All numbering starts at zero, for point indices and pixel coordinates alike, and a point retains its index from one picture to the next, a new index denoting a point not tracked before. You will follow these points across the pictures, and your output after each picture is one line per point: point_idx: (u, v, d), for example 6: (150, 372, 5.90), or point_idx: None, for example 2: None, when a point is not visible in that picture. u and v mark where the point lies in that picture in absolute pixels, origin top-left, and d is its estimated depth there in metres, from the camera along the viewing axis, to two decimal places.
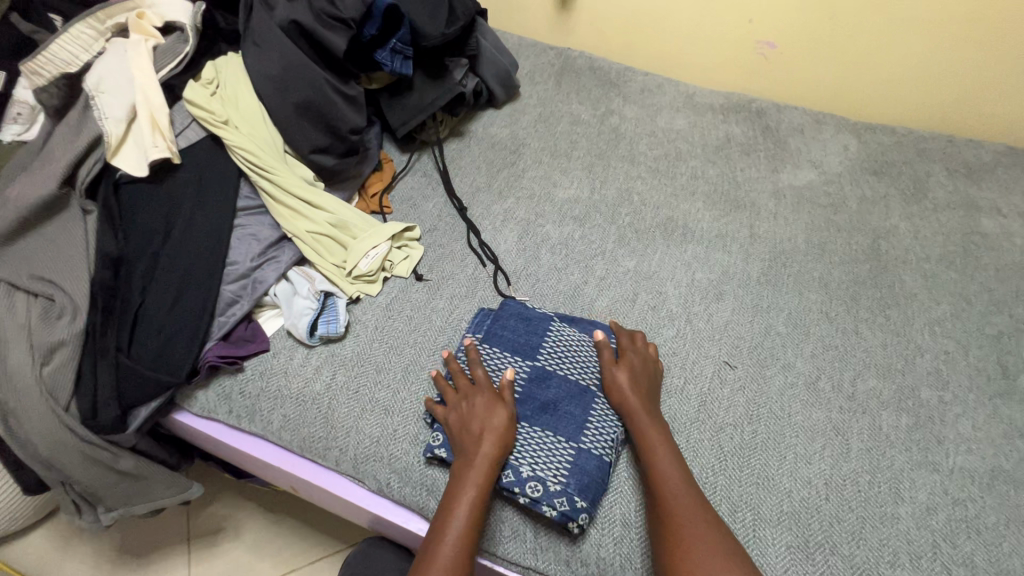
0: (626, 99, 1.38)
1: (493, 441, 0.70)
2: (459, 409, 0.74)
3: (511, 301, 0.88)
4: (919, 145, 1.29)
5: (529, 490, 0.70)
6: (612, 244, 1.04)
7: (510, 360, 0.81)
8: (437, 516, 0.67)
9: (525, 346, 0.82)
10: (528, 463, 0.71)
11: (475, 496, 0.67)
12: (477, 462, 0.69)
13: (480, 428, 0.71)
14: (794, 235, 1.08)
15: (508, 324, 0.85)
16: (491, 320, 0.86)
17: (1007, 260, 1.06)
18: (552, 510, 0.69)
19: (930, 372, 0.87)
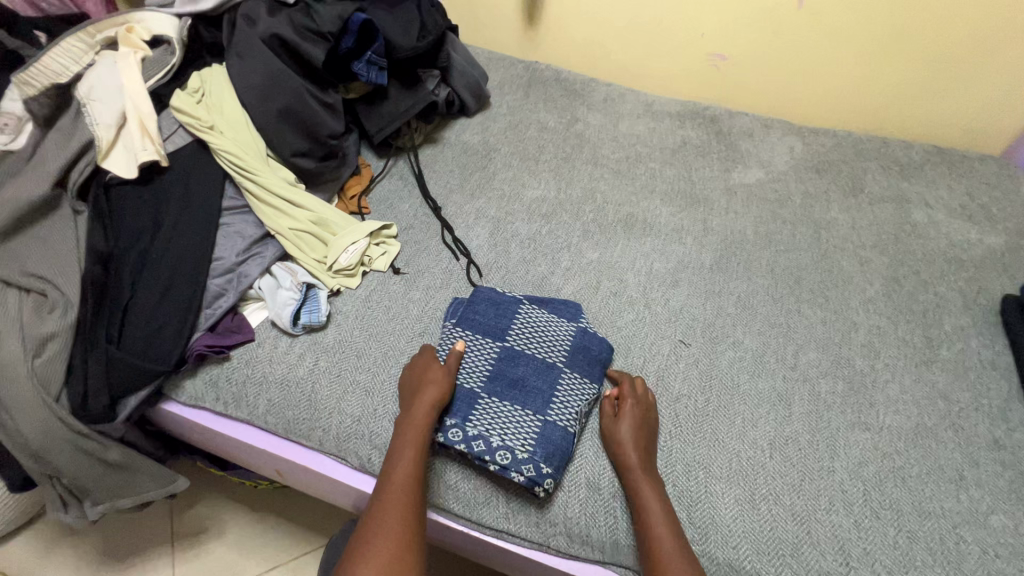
0: (590, 107, 1.48)
1: (432, 390, 0.78)
2: (412, 372, 0.83)
3: (482, 288, 0.94)
4: (857, 146, 1.41)
5: (498, 457, 0.76)
6: (576, 238, 1.12)
7: (480, 342, 0.87)
8: (387, 457, 0.75)
9: (495, 329, 0.89)
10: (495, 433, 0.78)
11: (417, 436, 0.76)
12: (418, 408, 0.77)
13: (421, 382, 0.80)
14: (744, 227, 1.18)
15: (478, 308, 0.91)
16: (463, 308, 0.92)
17: (933, 245, 1.17)
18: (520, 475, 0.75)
19: (863, 344, 0.96)
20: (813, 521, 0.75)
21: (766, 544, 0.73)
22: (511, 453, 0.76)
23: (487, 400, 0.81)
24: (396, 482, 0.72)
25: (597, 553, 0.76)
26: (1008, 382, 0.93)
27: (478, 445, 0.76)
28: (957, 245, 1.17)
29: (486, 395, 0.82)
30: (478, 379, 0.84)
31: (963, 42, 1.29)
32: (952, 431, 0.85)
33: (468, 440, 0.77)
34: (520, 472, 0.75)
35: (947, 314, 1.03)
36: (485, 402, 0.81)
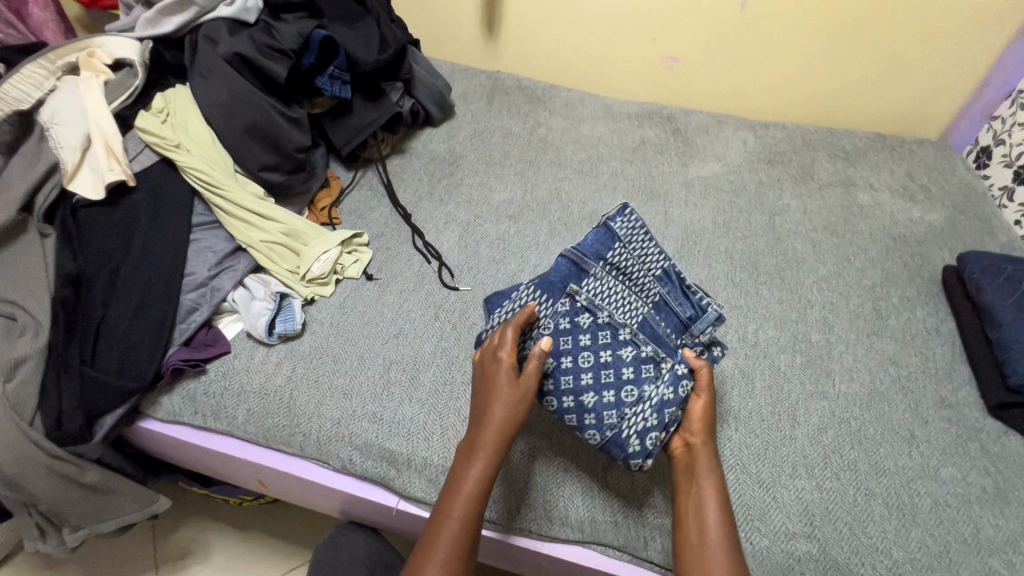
0: (552, 112, 1.54)
1: (506, 409, 0.71)
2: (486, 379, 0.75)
3: (628, 209, 0.86)
4: (806, 136, 1.49)
5: (627, 397, 0.75)
6: (544, 237, 1.17)
7: (608, 283, 0.82)
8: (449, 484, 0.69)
9: (643, 270, 0.85)
10: (593, 388, 0.76)
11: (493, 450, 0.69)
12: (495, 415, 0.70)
13: (494, 388, 0.72)
14: (702, 218, 1.23)
15: (641, 247, 0.85)
16: (615, 245, 0.83)
17: (878, 225, 1.24)
18: (593, 438, 0.75)
19: (818, 320, 1.02)
20: (778, 487, 0.79)
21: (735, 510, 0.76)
22: (651, 403, 0.74)
23: (636, 344, 0.79)
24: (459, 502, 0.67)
25: (577, 533, 0.78)
26: (951, 345, 0.99)
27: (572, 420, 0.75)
28: (900, 223, 1.25)
29: (591, 348, 0.78)
30: (619, 322, 0.80)
31: (896, 35, 1.38)
32: (902, 394, 0.91)
33: (578, 396, 0.75)
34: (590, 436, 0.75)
35: (894, 287, 1.09)
36: (580, 356, 0.77)
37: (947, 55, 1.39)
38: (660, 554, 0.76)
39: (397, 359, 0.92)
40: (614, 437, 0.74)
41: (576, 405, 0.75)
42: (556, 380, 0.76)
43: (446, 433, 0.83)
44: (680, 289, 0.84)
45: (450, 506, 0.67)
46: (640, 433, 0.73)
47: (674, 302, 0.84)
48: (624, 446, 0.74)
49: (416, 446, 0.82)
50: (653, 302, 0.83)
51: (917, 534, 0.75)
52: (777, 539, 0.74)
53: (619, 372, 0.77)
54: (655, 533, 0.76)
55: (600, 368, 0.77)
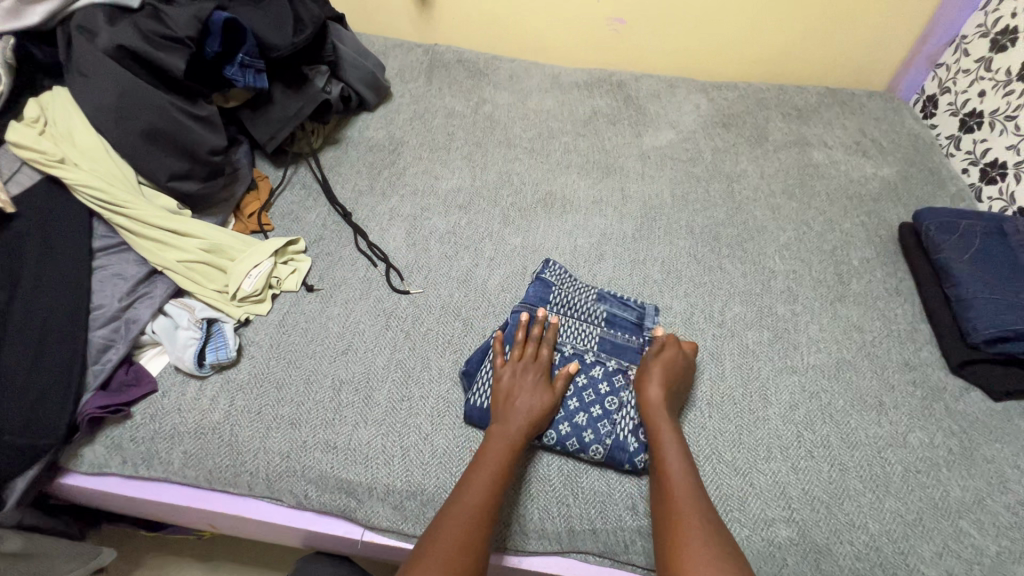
0: (496, 87, 1.47)
1: (534, 413, 0.75)
2: (504, 386, 0.79)
3: (550, 262, 0.97)
4: (757, 96, 1.47)
5: (612, 405, 0.80)
6: (498, 225, 1.10)
7: (558, 317, 0.88)
8: (472, 467, 0.71)
9: (587, 297, 0.92)
10: (581, 408, 0.79)
11: (501, 449, 0.72)
12: (510, 429, 0.74)
13: (530, 403, 0.76)
14: (660, 190, 1.19)
15: (574, 285, 0.94)
16: (556, 288, 0.92)
17: (834, 184, 1.23)
18: (599, 452, 0.76)
19: (782, 290, 1.00)
20: (754, 472, 0.77)
21: (713, 502, 0.74)
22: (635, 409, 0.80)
23: (602, 361, 0.85)
24: (480, 482, 0.69)
25: (555, 544, 0.74)
26: (911, 305, 0.99)
27: (573, 443, 0.76)
28: (855, 180, 1.24)
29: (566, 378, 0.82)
30: (582, 349, 0.86)
31: None
32: (868, 360, 0.90)
33: (570, 418, 0.78)
34: (596, 451, 0.76)
35: (854, 249, 1.08)
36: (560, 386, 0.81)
37: (892, 5, 1.37)
38: (641, 556, 0.73)
39: (347, 378, 0.84)
40: (620, 441, 0.76)
41: (573, 428, 0.77)
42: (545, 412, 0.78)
43: (408, 454, 0.77)
44: (617, 301, 0.93)
45: (470, 483, 0.69)
46: (633, 431, 0.77)
47: (620, 312, 0.92)
48: (626, 448, 0.76)
49: (375, 473, 0.76)
50: (606, 321, 0.90)
51: (891, 505, 0.75)
52: (755, 526, 0.73)
53: (597, 389, 0.81)
54: (637, 536, 0.73)
55: (581, 390, 0.81)
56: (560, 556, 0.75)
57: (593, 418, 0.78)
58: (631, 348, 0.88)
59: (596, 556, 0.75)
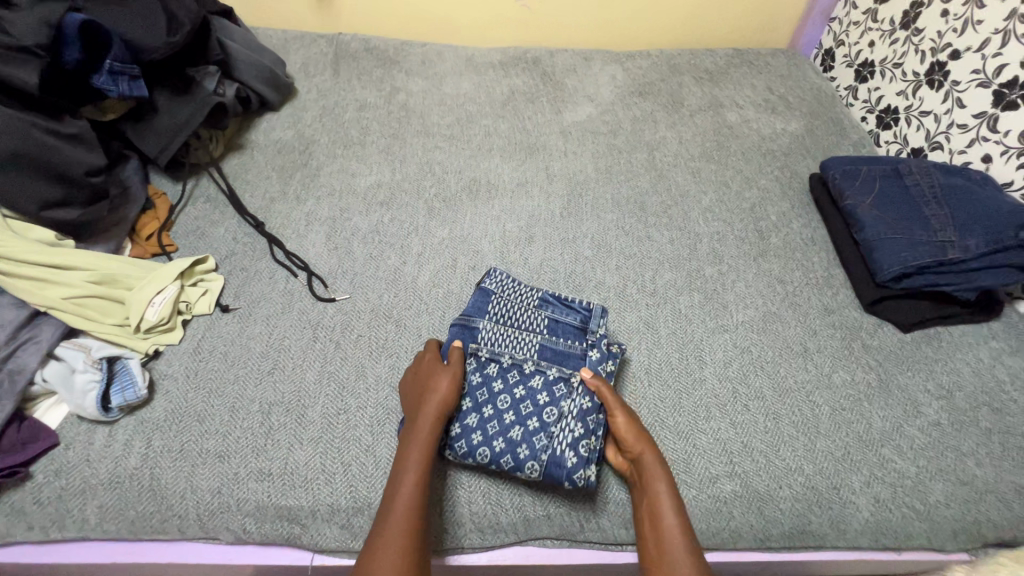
0: (409, 74, 1.42)
1: (440, 393, 0.73)
2: (413, 380, 0.78)
3: (495, 269, 0.91)
4: (669, 62, 1.50)
5: (551, 416, 0.75)
6: (423, 218, 1.06)
7: (498, 328, 0.83)
8: (393, 472, 0.68)
9: (528, 304, 0.87)
10: (517, 422, 0.75)
11: (423, 448, 0.69)
12: (423, 420, 0.71)
13: (430, 385, 0.74)
14: (584, 166, 1.19)
15: (517, 293, 0.88)
16: (495, 298, 0.86)
17: (748, 143, 1.27)
18: (535, 469, 0.72)
19: (708, 252, 1.03)
20: (696, 433, 0.79)
21: None
22: (575, 420, 0.75)
23: (543, 371, 0.79)
24: (405, 487, 0.66)
25: (511, 535, 0.74)
26: (826, 252, 1.04)
27: (507, 461, 0.72)
28: (767, 137, 1.29)
29: (505, 391, 0.77)
30: (522, 359, 0.80)
31: None
32: (792, 310, 0.94)
33: (504, 433, 0.73)
34: (531, 468, 0.72)
35: (771, 205, 1.12)
36: (498, 400, 0.76)
37: None
38: (596, 532, 0.74)
39: (277, 399, 0.79)
40: (555, 456, 0.72)
41: (507, 443, 0.73)
42: (479, 429, 0.74)
43: (350, 469, 0.74)
44: (560, 304, 0.87)
45: (395, 491, 0.66)
46: (572, 445, 0.73)
47: (563, 317, 0.86)
48: (563, 464, 0.72)
49: (317, 494, 0.72)
50: (547, 327, 0.84)
51: (822, 445, 0.79)
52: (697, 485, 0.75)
53: (535, 401, 0.77)
54: (589, 513, 0.74)
55: (518, 403, 0.76)
56: (514, 546, 0.75)
57: (529, 433, 0.74)
58: (574, 355, 0.82)
59: (553, 540, 0.75)
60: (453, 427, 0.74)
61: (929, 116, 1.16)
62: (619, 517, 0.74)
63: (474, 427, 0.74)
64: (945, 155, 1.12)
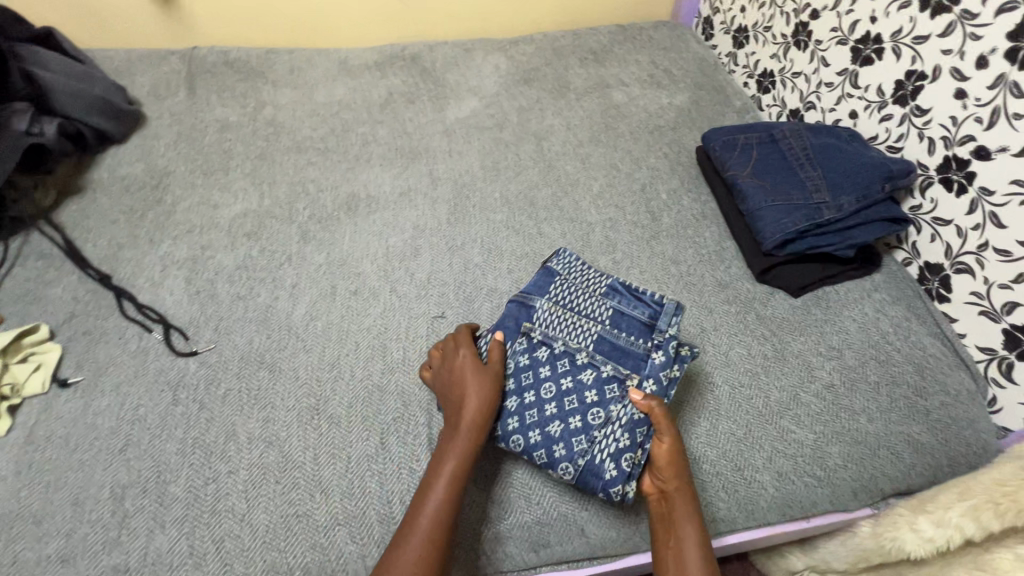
0: (276, 84, 1.31)
1: (477, 388, 0.71)
2: (439, 376, 0.75)
3: (562, 250, 0.89)
4: (553, 46, 1.46)
5: (597, 420, 0.71)
6: (297, 245, 0.97)
7: (556, 310, 0.79)
8: (431, 468, 0.68)
9: (593, 292, 0.82)
10: (558, 417, 0.72)
11: (462, 446, 0.68)
12: (463, 412, 0.70)
13: (457, 383, 0.72)
14: (470, 165, 1.13)
15: (585, 276, 0.85)
16: (562, 279, 0.84)
17: (636, 121, 1.25)
18: (568, 472, 0.69)
19: (601, 242, 1.00)
20: None
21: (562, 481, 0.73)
22: (621, 426, 0.70)
23: (596, 365, 0.75)
24: (439, 487, 0.65)
25: None
26: (717, 225, 1.03)
27: (541, 456, 0.70)
28: (654, 113, 1.27)
29: (552, 381, 0.74)
30: (575, 348, 0.77)
31: None
32: (687, 291, 0.93)
33: (543, 427, 0.71)
34: (565, 470, 0.69)
35: (661, 183, 1.10)
36: (541, 393, 0.73)
37: None
38: (506, 560, 0.70)
39: (130, 481, 0.70)
40: (590, 464, 0.69)
41: (544, 438, 0.70)
42: (518, 414, 0.72)
43: (223, 546, 0.66)
44: (629, 294, 0.82)
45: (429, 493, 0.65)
46: (613, 455, 0.69)
47: (630, 310, 0.80)
48: (600, 475, 0.69)
49: None
50: (610, 319, 0.79)
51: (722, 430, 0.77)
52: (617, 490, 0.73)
53: (583, 399, 0.72)
54: (495, 543, 0.70)
55: (564, 396, 0.73)
56: None
57: (569, 429, 0.71)
58: (635, 355, 0.76)
59: None
60: (492, 410, 0.73)
61: (801, 77, 1.17)
62: (527, 541, 0.71)
63: (513, 411, 0.73)
64: (819, 114, 1.13)
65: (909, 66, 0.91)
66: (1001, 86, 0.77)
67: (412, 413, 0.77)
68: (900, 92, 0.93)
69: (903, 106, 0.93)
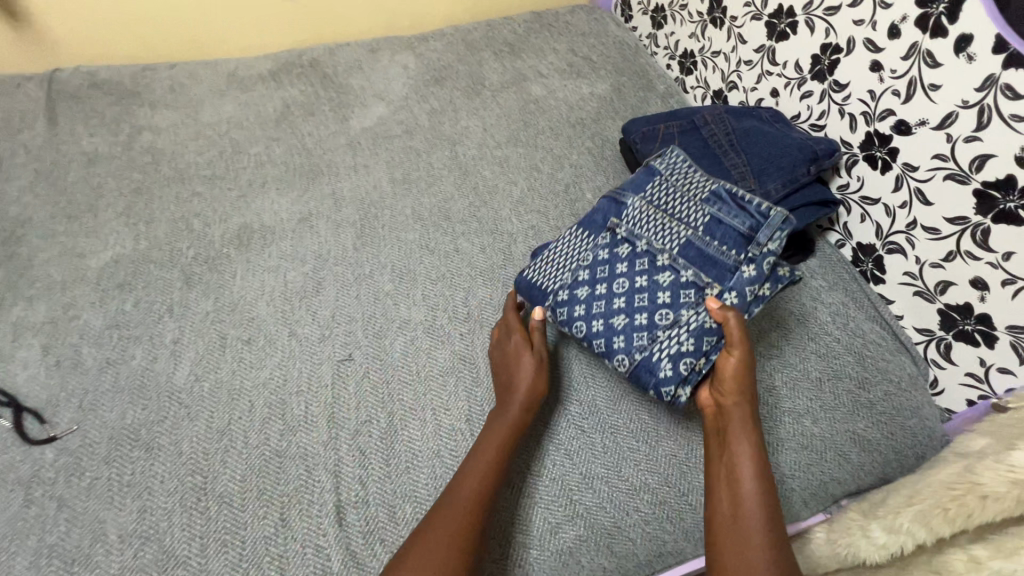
0: (154, 105, 1.16)
1: (529, 357, 0.73)
2: (499, 339, 0.78)
3: (670, 148, 0.84)
4: (466, 40, 1.36)
5: (664, 321, 0.72)
6: (179, 291, 0.85)
7: (647, 209, 0.78)
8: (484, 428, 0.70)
9: (693, 197, 0.78)
10: (624, 311, 0.73)
11: (515, 409, 0.70)
12: (519, 378, 0.72)
13: (510, 353, 0.74)
14: (378, 180, 1.03)
15: (689, 178, 0.80)
16: (663, 178, 0.81)
17: (556, 115, 1.17)
18: (623, 364, 0.72)
19: (525, 254, 0.92)
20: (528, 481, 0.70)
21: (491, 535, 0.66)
22: (688, 331, 0.70)
23: (676, 268, 0.74)
24: (492, 437, 0.68)
25: None
26: None
27: (601, 343, 0.73)
28: (576, 105, 1.19)
29: (627, 276, 0.75)
30: (658, 248, 0.76)
31: None
32: None
33: (608, 318, 0.73)
34: (619, 362, 0.72)
35: (585, 182, 1.03)
36: (615, 288, 0.75)
37: None
38: None
39: None
40: (645, 360, 0.71)
41: (605, 328, 0.73)
42: (586, 303, 0.75)
43: None
44: (732, 203, 0.75)
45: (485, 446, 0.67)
46: (672, 356, 0.70)
47: (729, 219, 0.74)
48: (654, 371, 0.70)
49: None
50: (705, 226, 0.75)
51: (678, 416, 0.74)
52: (653, 424, 0.74)
53: (655, 299, 0.73)
54: None
55: (634, 295, 0.74)
56: None
57: (630, 327, 0.72)
58: (720, 264, 0.73)
59: None
60: (566, 293, 0.76)
61: (721, 56, 1.11)
62: None
63: (585, 297, 0.75)
64: (742, 94, 1.07)
65: (824, 39, 0.86)
66: (915, 55, 0.72)
67: (317, 479, 0.68)
68: (817, 67, 0.88)
69: (821, 82, 0.88)
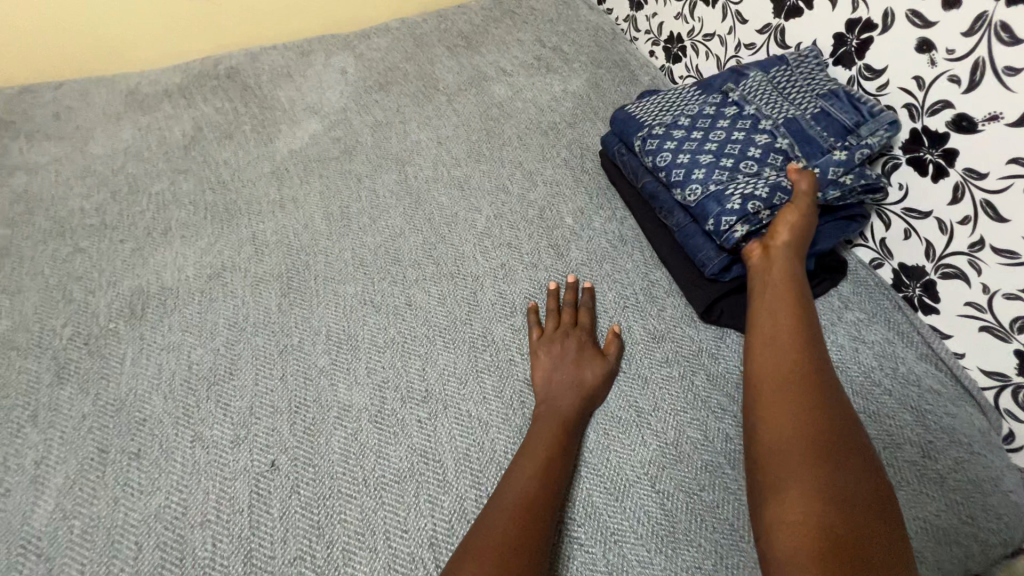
0: (32, 137, 0.95)
1: (590, 368, 0.66)
2: (557, 319, 0.71)
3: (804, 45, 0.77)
4: (414, 35, 1.16)
5: (748, 170, 0.69)
6: (47, 389, 0.66)
7: (766, 81, 0.75)
8: (540, 408, 0.63)
9: (815, 82, 0.71)
10: (712, 153, 0.71)
11: (574, 410, 0.62)
12: (586, 375, 0.65)
13: (574, 350, 0.67)
14: (309, 217, 0.84)
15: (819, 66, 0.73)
16: (789, 64, 0.74)
17: (524, 120, 0.98)
18: (693, 193, 0.70)
19: (494, 301, 0.74)
20: None
21: None
22: (765, 182, 0.67)
23: (776, 133, 0.70)
24: (558, 420, 0.61)
25: None
26: (641, 251, 0.80)
27: (679, 172, 0.72)
28: (546, 107, 1.01)
29: (725, 128, 0.72)
30: (765, 114, 0.72)
31: None
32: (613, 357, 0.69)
33: (694, 155, 0.72)
34: (692, 192, 0.70)
35: (564, 202, 0.85)
36: (712, 136, 0.72)
37: None
38: None
39: None
40: (718, 191, 0.68)
41: (689, 162, 0.71)
42: (677, 140, 0.74)
43: None
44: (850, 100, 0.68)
45: (543, 430, 0.60)
46: (743, 195, 0.67)
47: (839, 113, 0.68)
48: (722, 201, 0.67)
49: None
50: (813, 114, 0.69)
51: (710, 497, 0.58)
52: (695, 489, 0.59)
53: (745, 151, 0.70)
54: None
55: (727, 142, 0.71)
56: None
57: (713, 165, 0.70)
58: (817, 143, 0.68)
59: None
60: (661, 129, 0.76)
61: (714, 39, 0.93)
62: None
63: (682, 135, 0.74)
64: None
65: (851, 13, 0.69)
66: (981, 29, 0.55)
67: None
68: (842, 49, 0.71)
69: (848, 67, 0.71)
